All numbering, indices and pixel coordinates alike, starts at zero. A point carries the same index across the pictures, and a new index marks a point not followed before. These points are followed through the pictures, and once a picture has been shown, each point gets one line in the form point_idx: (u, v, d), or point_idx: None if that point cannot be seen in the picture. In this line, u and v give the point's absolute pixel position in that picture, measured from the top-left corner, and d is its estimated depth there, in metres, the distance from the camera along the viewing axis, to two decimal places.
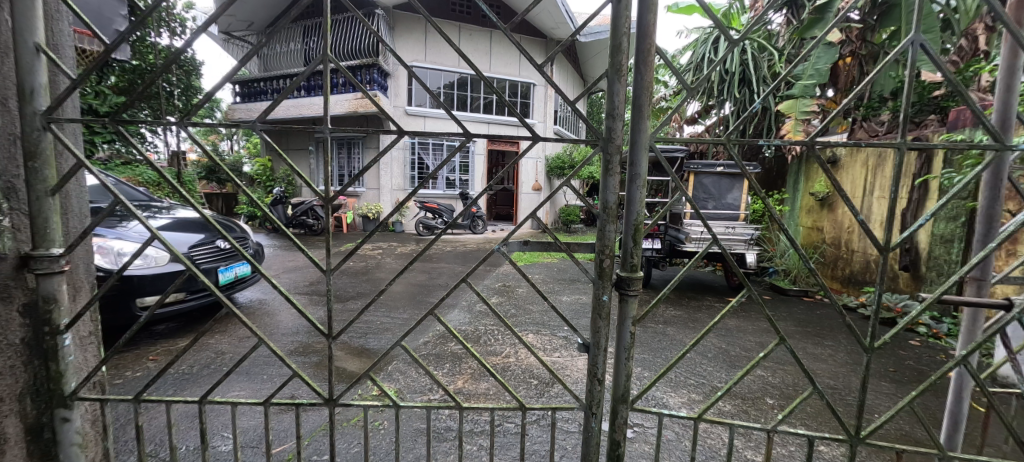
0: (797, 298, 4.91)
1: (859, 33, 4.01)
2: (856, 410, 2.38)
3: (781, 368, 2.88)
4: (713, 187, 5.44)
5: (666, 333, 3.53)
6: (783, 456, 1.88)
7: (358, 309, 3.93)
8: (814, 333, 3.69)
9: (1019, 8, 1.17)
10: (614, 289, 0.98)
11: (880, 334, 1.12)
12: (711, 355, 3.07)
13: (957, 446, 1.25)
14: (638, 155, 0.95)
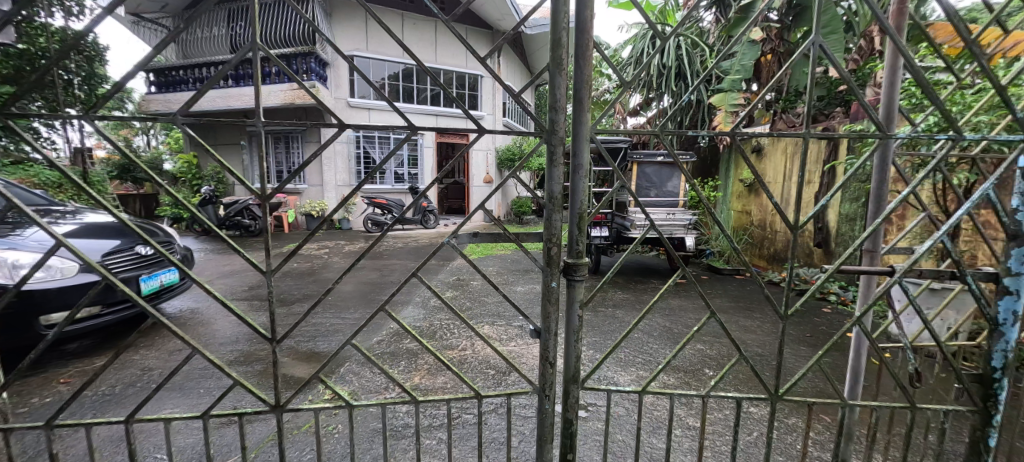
0: (730, 277, 5.32)
1: (778, 32, 4.35)
2: (781, 373, 2.65)
3: (717, 341, 3.13)
4: (655, 176, 5.71)
5: (615, 316, 3.71)
6: (722, 421, 2.05)
7: (303, 312, 3.76)
8: (745, 307, 4.03)
9: (898, 17, 1.34)
10: (561, 275, 1.03)
11: (793, 304, 1.24)
12: (656, 334, 3.27)
13: (857, 399, 1.43)
14: (580, 146, 0.99)
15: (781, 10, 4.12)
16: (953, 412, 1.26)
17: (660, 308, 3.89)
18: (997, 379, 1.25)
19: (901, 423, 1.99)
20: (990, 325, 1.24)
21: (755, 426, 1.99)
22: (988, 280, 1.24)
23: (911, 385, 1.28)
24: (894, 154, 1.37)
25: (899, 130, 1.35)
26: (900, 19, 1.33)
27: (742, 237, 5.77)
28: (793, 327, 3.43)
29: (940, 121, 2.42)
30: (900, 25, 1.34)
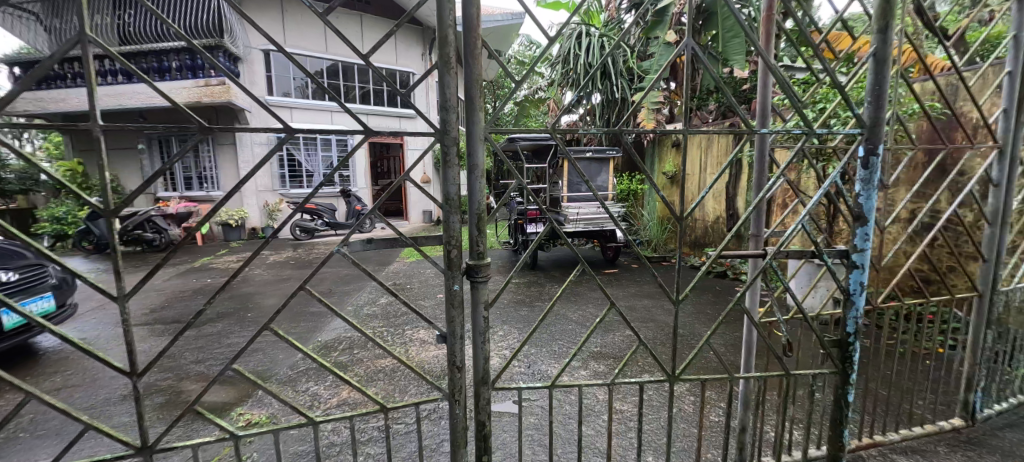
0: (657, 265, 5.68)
1: (690, 35, 4.68)
2: (698, 353, 2.89)
3: (644, 326, 3.34)
4: (585, 171, 5.94)
5: (552, 309, 3.82)
6: (645, 402, 2.20)
7: (220, 331, 3.45)
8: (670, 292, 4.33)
9: (765, 31, 1.56)
10: (463, 277, 1.03)
11: (686, 287, 1.33)
12: (590, 323, 3.41)
13: (749, 373, 1.57)
14: (475, 146, 1.00)
15: (692, 15, 4.43)
16: (818, 375, 1.43)
17: (594, 299, 4.07)
18: (851, 342, 1.44)
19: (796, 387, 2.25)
20: (844, 296, 1.43)
21: (674, 406, 2.16)
22: (841, 256, 1.43)
23: (785, 355, 1.43)
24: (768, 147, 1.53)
25: (771, 127, 1.53)
26: (767, 31, 1.56)
27: (666, 227, 6.18)
28: (711, 308, 3.74)
29: (826, 117, 2.74)
30: (767, 36, 1.57)
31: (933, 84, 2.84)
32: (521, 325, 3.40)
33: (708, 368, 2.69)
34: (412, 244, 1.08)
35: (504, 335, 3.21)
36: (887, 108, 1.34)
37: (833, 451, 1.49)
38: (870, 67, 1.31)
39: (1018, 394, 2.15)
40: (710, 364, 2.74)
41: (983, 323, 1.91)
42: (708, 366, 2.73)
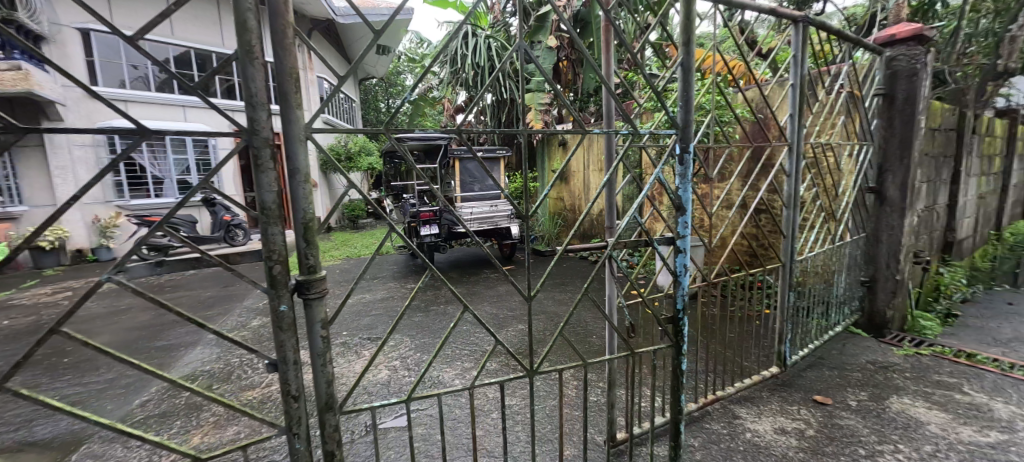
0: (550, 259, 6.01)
1: (569, 41, 4.98)
2: (582, 340, 3.12)
3: (535, 319, 3.51)
4: (476, 171, 6.01)
5: (447, 312, 3.80)
6: (531, 394, 2.33)
7: (24, 385, 2.76)
8: (559, 284, 4.62)
9: (607, 47, 1.74)
10: (291, 294, 0.96)
11: (537, 283, 1.41)
12: (484, 322, 3.47)
13: (613, 354, 1.73)
14: (293, 147, 0.93)
15: (570, 22, 4.71)
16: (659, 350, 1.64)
17: (488, 298, 4.16)
18: (681, 318, 1.67)
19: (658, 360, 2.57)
20: (674, 278, 1.67)
21: (557, 394, 2.32)
22: (670, 242, 1.67)
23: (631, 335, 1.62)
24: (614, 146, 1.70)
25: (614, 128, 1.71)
26: (607, 51, 1.73)
27: (558, 222, 6.58)
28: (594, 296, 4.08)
29: None
30: (608, 54, 1.74)
31: (749, 93, 3.44)
32: (414, 331, 3.32)
33: (591, 351, 2.93)
34: (223, 266, 0.95)
35: (395, 344, 3.10)
36: (696, 111, 1.59)
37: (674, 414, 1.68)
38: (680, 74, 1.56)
39: (815, 341, 2.72)
40: (591, 348, 2.98)
41: (787, 287, 2.37)
42: (590, 349, 2.97)
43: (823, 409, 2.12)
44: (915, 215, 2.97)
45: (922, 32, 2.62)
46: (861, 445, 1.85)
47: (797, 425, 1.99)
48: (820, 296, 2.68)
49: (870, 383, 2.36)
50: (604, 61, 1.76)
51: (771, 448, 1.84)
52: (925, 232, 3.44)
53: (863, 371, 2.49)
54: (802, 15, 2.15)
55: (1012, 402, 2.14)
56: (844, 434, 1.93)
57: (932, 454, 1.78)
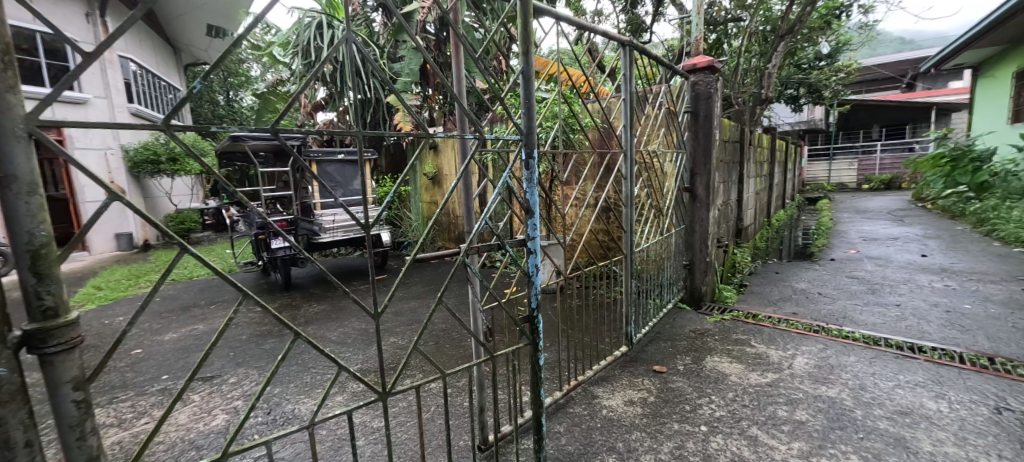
0: (424, 265, 5.95)
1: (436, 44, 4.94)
2: (454, 345, 3.16)
3: (407, 330, 3.45)
4: (337, 174, 5.56)
5: (309, 333, 3.50)
6: (400, 411, 2.30)
7: None
8: (432, 291, 4.63)
9: (457, 56, 1.76)
10: (13, 352, 0.71)
11: (385, 298, 1.30)
12: (351, 339, 3.29)
13: (480, 359, 1.78)
14: (6, 145, 0.68)
15: (436, 24, 4.66)
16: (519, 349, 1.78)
17: (356, 313, 3.94)
18: (536, 316, 1.85)
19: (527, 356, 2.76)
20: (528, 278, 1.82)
21: (427, 407, 2.32)
22: (522, 244, 1.82)
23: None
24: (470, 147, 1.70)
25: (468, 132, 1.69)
26: (457, 60, 1.75)
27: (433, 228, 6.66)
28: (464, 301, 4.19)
29: None
30: (458, 63, 1.76)
31: (595, 106, 3.89)
32: (266, 363, 2.99)
33: (462, 355, 2.98)
34: None
35: (237, 381, 2.72)
36: (538, 118, 1.75)
37: (535, 408, 1.82)
38: (521, 81, 1.72)
39: (653, 318, 3.20)
40: (462, 352, 3.02)
41: (630, 276, 2.75)
42: (456, 355, 2.98)
43: (661, 376, 2.53)
44: (716, 209, 3.73)
45: (713, 63, 3.33)
46: (688, 402, 2.24)
47: (642, 395, 2.33)
48: (655, 280, 3.17)
49: (693, 348, 2.88)
50: (456, 70, 1.77)
51: (621, 419, 2.11)
52: (723, 222, 4.34)
53: (687, 339, 3.03)
54: (628, 40, 2.52)
55: (780, 348, 2.84)
56: (676, 395, 2.31)
57: (733, 399, 2.26)
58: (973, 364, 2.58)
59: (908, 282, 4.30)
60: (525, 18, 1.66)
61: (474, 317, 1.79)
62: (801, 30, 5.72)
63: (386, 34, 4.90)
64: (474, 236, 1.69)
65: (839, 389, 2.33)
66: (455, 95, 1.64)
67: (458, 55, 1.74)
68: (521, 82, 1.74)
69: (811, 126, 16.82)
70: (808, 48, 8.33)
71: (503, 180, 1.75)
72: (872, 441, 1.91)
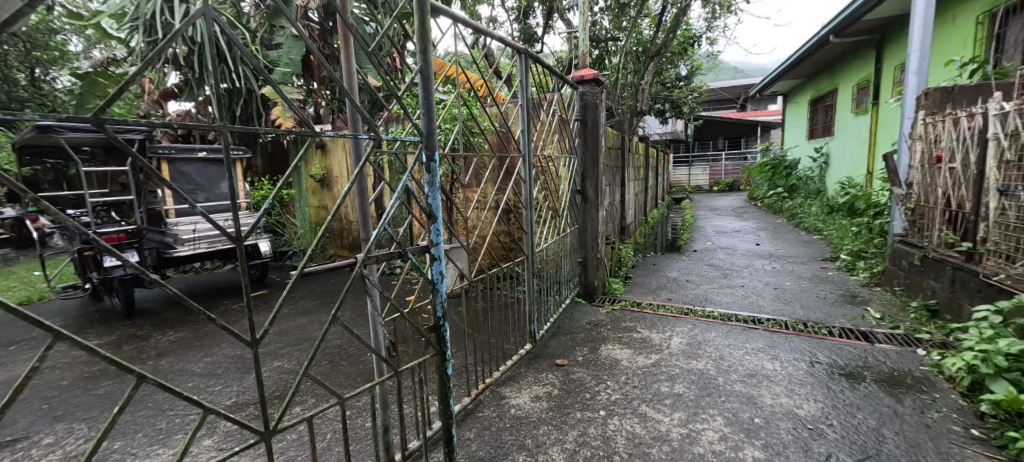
0: (312, 277, 5.50)
1: (321, 36, 4.58)
2: (352, 362, 2.98)
3: (293, 351, 3.17)
4: (198, 176, 4.84)
5: (165, 368, 3.01)
6: (286, 445, 2.12)
7: None
8: (321, 305, 4.33)
9: (345, 45, 1.57)
10: None
11: (278, 303, 1.21)
12: (221, 371, 2.91)
13: (381, 377, 1.70)
14: None
15: (320, 13, 4.28)
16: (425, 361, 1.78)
17: (226, 340, 3.48)
18: (442, 325, 1.85)
19: (430, 366, 2.74)
20: (432, 286, 1.80)
21: (322, 435, 2.17)
22: (426, 251, 1.80)
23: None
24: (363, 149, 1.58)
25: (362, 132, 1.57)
26: (346, 50, 1.55)
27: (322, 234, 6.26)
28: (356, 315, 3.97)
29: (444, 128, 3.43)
30: (347, 54, 1.57)
31: (492, 110, 3.99)
32: (103, 412, 2.49)
33: (363, 372, 2.83)
34: None
35: (58, 442, 2.22)
36: (437, 121, 1.75)
37: (445, 420, 1.84)
38: (419, 81, 1.69)
39: (554, 316, 3.39)
40: (361, 369, 2.87)
41: (532, 275, 2.89)
42: (348, 375, 2.79)
43: (562, 369, 2.70)
44: (604, 208, 4.10)
45: (598, 76, 3.67)
46: (588, 391, 2.43)
47: (547, 389, 2.46)
48: (554, 277, 3.37)
49: (589, 339, 3.13)
50: (343, 62, 1.57)
51: (529, 416, 2.21)
52: (610, 221, 4.78)
53: (584, 331, 3.28)
54: (524, 50, 2.64)
55: (660, 331, 3.23)
56: (577, 385, 2.49)
57: (625, 382, 2.51)
58: (796, 329, 3.23)
59: (749, 266, 5.21)
60: (422, 16, 1.63)
61: (373, 332, 1.66)
62: (665, 53, 6.55)
63: (259, 19, 4.37)
64: (371, 244, 1.57)
65: (706, 362, 2.74)
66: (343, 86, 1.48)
67: (347, 43, 1.55)
68: (419, 80, 1.71)
69: (675, 136, 19.35)
70: (671, 69, 9.58)
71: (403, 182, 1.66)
72: (731, 402, 2.28)
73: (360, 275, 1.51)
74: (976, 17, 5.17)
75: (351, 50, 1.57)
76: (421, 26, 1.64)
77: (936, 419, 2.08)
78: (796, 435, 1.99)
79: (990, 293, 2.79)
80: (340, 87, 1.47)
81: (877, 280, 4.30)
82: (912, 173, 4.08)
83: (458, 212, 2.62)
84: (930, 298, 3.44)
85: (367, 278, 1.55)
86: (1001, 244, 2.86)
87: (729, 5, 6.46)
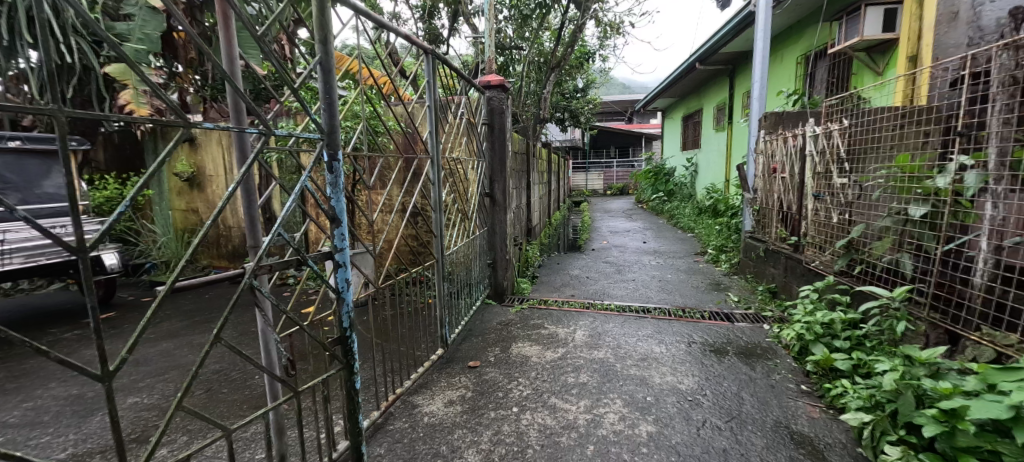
0: (181, 295, 4.79)
1: None
2: (238, 387, 2.67)
3: (157, 383, 2.74)
4: (9, 171, 3.93)
5: None
6: None
7: None
8: (195, 325, 3.80)
9: (224, 22, 1.31)
10: None
11: (143, 322, 1.06)
12: (55, 417, 2.40)
13: (276, 401, 1.55)
14: None
15: None
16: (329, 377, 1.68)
17: (61, 379, 2.88)
18: (349, 336, 1.77)
19: (331, 383, 2.57)
20: (337, 294, 1.71)
21: None
22: (329, 258, 1.70)
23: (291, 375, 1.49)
24: (249, 145, 1.41)
25: (250, 126, 1.39)
26: (227, 31, 1.31)
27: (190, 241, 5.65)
28: (240, 334, 3.56)
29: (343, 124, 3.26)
30: (227, 34, 1.32)
31: (397, 109, 3.89)
32: None
33: (253, 397, 2.56)
34: None
35: None
36: (338, 119, 1.69)
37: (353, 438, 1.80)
38: (320, 74, 1.60)
39: (465, 318, 3.42)
40: (251, 394, 2.58)
41: (443, 279, 2.89)
42: (233, 404, 2.49)
43: (476, 371, 2.74)
44: (510, 211, 4.24)
45: (503, 83, 3.79)
46: (500, 390, 2.50)
47: (460, 393, 2.48)
48: (464, 279, 3.40)
49: (500, 339, 3.21)
50: (222, 43, 1.32)
51: (443, 422, 2.20)
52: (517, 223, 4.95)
53: (495, 331, 3.36)
54: (432, 50, 2.65)
55: (565, 326, 3.45)
56: (490, 386, 2.55)
57: (535, 377, 2.63)
58: (676, 315, 3.68)
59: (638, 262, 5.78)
60: (321, 6, 1.55)
61: (267, 351, 1.50)
62: (565, 65, 6.96)
63: None
64: (263, 251, 1.40)
65: (605, 351, 2.99)
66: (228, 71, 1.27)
67: (229, 20, 1.30)
68: (317, 73, 1.61)
69: (573, 143, 20.60)
70: (569, 80, 10.20)
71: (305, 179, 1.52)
72: (628, 385, 2.53)
73: (251, 287, 1.35)
74: (796, 58, 6.42)
75: (233, 31, 1.33)
76: (321, 17, 1.55)
77: (778, 379, 2.55)
78: (680, 407, 2.28)
79: (809, 277, 3.48)
80: (224, 72, 1.25)
81: (734, 270, 5.10)
82: (757, 180, 4.91)
83: (363, 215, 2.51)
84: (771, 282, 4.18)
85: (260, 290, 1.38)
86: (815, 238, 3.59)
87: (618, 26, 7.10)
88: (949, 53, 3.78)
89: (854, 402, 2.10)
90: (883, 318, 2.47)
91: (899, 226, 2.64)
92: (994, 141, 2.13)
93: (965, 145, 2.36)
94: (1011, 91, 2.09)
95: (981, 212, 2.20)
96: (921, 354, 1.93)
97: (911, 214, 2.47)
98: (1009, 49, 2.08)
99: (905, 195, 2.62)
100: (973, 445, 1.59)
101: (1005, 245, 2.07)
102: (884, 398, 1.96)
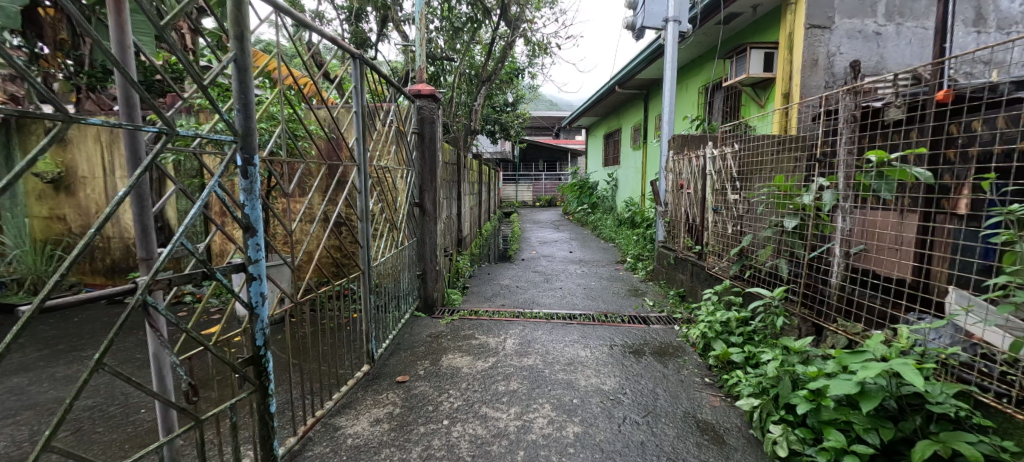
0: (42, 319, 4.07)
1: None
2: (118, 425, 2.32)
3: (6, 426, 2.30)
4: None
5: None
6: None
7: None
8: (59, 356, 3.24)
9: (114, 4, 1.16)
10: None
11: (1, 347, 0.91)
12: None
13: (170, 434, 1.37)
14: None
15: None
16: (238, 402, 1.54)
17: None
18: (263, 355, 1.64)
19: (235, 415, 2.36)
20: (250, 310, 1.59)
21: None
22: (241, 270, 1.57)
23: (190, 402, 1.34)
24: (144, 143, 1.26)
25: (145, 122, 1.25)
26: (120, 14, 1.16)
27: (52, 254, 4.81)
28: (125, 361, 3.12)
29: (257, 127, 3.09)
30: (119, 17, 1.17)
31: (319, 112, 3.72)
32: None
33: (139, 434, 2.23)
34: None
35: None
36: (254, 120, 1.58)
37: None
38: (233, 71, 1.49)
39: (393, 332, 3.32)
40: (136, 432, 2.26)
41: (369, 291, 2.77)
42: (111, 444, 2.15)
43: (404, 386, 2.67)
44: (440, 221, 4.21)
45: (434, 93, 3.77)
46: (430, 403, 2.46)
47: (388, 410, 2.39)
48: (391, 291, 3.28)
49: (430, 352, 3.16)
50: (112, 26, 1.17)
51: (369, 442, 2.11)
52: (447, 234, 4.91)
53: (425, 344, 3.30)
54: (360, 55, 2.56)
55: (496, 335, 3.48)
56: (420, 400, 2.50)
57: (465, 388, 2.63)
58: (599, 319, 3.90)
59: (565, 271, 6.01)
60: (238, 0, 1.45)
61: (160, 377, 1.34)
62: (495, 79, 7.09)
63: None
64: (158, 264, 1.26)
65: (534, 357, 3.07)
66: (118, 59, 1.13)
67: (121, 1, 1.16)
68: (230, 71, 1.49)
69: (503, 155, 20.91)
70: (500, 94, 10.41)
71: (216, 183, 1.40)
72: (556, 389, 2.62)
73: (143, 304, 1.20)
74: (698, 88, 7.16)
75: (126, 15, 1.18)
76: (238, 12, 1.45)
77: (685, 374, 2.81)
78: (603, 407, 2.42)
79: (711, 281, 3.88)
80: (115, 59, 1.10)
81: (650, 276, 5.49)
82: (667, 195, 5.38)
83: (282, 225, 2.36)
84: (680, 287, 4.58)
85: (153, 307, 1.23)
86: (715, 246, 4.01)
87: (545, 46, 7.46)
88: (812, 93, 4.69)
89: (746, 389, 2.37)
90: (767, 315, 2.89)
91: (778, 236, 3.06)
92: (843, 167, 2.58)
93: (822, 170, 2.84)
94: (852, 127, 2.55)
95: (834, 224, 2.64)
96: (795, 344, 2.26)
97: (785, 226, 2.89)
98: (849, 93, 2.56)
99: (780, 210, 3.06)
100: (834, 419, 1.88)
101: (851, 252, 2.49)
102: (768, 384, 2.27)
